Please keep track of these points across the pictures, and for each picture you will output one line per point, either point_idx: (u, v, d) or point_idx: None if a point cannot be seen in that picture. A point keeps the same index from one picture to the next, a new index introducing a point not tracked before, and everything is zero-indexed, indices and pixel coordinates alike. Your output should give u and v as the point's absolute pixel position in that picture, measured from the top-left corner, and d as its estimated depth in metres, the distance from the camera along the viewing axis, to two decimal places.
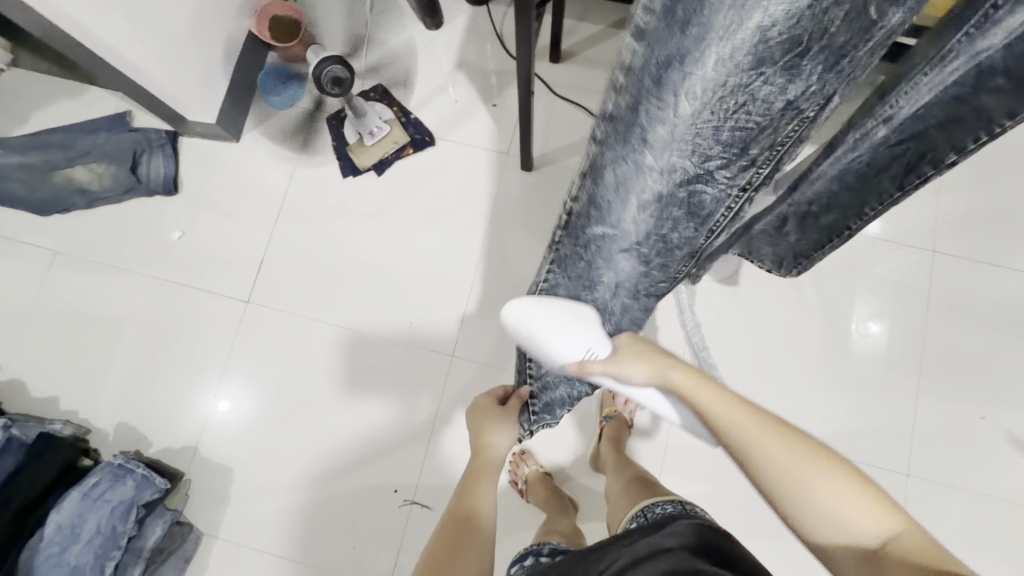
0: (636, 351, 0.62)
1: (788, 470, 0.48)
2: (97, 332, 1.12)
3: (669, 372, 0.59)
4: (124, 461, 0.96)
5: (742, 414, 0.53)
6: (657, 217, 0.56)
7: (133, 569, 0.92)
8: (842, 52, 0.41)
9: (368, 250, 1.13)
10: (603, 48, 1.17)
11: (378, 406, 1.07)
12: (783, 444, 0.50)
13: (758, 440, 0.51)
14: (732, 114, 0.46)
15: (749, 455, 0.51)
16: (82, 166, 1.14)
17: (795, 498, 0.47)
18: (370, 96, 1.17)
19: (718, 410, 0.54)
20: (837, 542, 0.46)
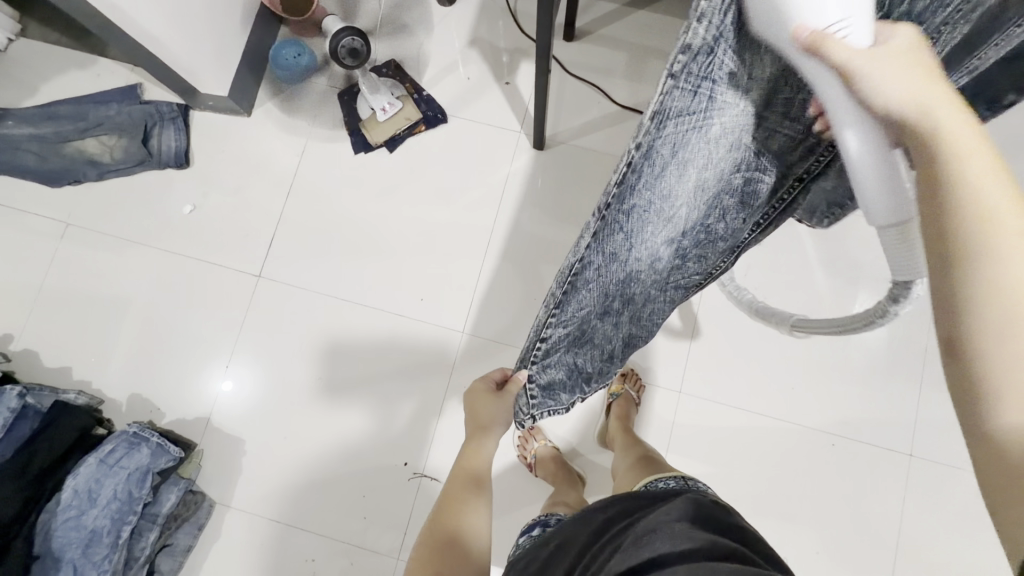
0: (909, 58, 0.34)
1: (1022, 278, 0.30)
2: (109, 304, 1.12)
3: (936, 106, 0.34)
4: (139, 429, 0.97)
5: (1002, 196, 0.31)
6: (710, 205, 0.49)
7: (149, 534, 0.94)
8: (967, 3, 0.36)
9: (380, 227, 1.13)
10: (618, 27, 1.16)
11: (356, 414, 1.07)
12: (1021, 251, 0.31)
13: (1003, 232, 0.31)
14: (822, 81, 0.43)
15: (960, 248, 0.32)
16: (94, 138, 1.13)
17: (1000, 319, 0.30)
18: (382, 72, 1.16)
19: (973, 174, 0.32)
20: (1020, 393, 0.29)
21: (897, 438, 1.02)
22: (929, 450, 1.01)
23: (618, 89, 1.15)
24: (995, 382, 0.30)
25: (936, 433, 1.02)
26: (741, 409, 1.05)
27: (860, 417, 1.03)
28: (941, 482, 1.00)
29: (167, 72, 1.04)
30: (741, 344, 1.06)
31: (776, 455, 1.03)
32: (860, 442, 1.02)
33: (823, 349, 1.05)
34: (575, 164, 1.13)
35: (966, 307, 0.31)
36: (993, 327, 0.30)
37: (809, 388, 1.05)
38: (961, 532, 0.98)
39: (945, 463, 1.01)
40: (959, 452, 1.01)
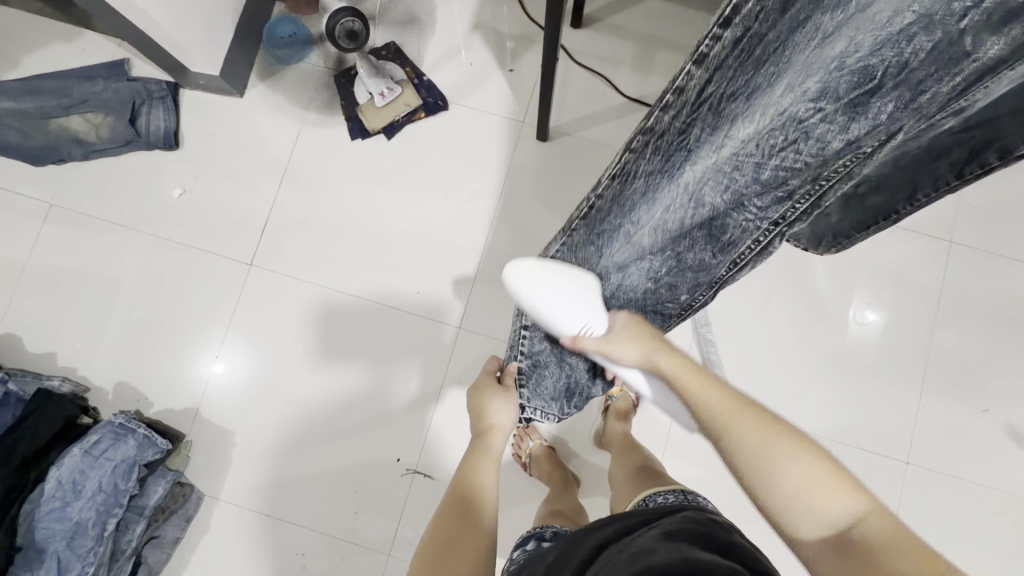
0: (628, 334, 0.65)
1: (759, 447, 0.49)
2: (95, 290, 1.09)
3: (657, 357, 0.63)
4: (125, 420, 0.94)
5: (721, 399, 0.55)
6: (678, 235, 0.63)
7: (136, 526, 0.93)
8: (920, 87, 0.45)
9: (376, 218, 1.10)
10: (627, 15, 1.12)
11: (353, 372, 1.06)
12: (752, 427, 0.51)
13: (732, 424, 0.52)
14: (779, 153, 0.52)
15: (722, 431, 0.52)
16: (79, 115, 1.09)
17: (763, 478, 0.48)
18: (382, 54, 1.11)
19: (701, 395, 0.56)
20: (807, 525, 0.45)
21: (894, 446, 1.01)
22: (925, 458, 1.01)
23: (625, 81, 1.11)
24: (791, 519, 0.46)
25: (933, 442, 1.01)
26: None
27: (858, 424, 1.02)
28: (935, 490, 1.00)
29: (155, 48, 0.99)
30: (742, 346, 1.05)
31: None
32: (857, 448, 1.02)
33: (824, 354, 1.04)
34: (579, 158, 1.10)
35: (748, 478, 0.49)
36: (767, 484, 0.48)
37: (808, 394, 1.03)
38: (952, 539, 0.99)
39: (939, 471, 1.00)
40: (954, 461, 1.00)
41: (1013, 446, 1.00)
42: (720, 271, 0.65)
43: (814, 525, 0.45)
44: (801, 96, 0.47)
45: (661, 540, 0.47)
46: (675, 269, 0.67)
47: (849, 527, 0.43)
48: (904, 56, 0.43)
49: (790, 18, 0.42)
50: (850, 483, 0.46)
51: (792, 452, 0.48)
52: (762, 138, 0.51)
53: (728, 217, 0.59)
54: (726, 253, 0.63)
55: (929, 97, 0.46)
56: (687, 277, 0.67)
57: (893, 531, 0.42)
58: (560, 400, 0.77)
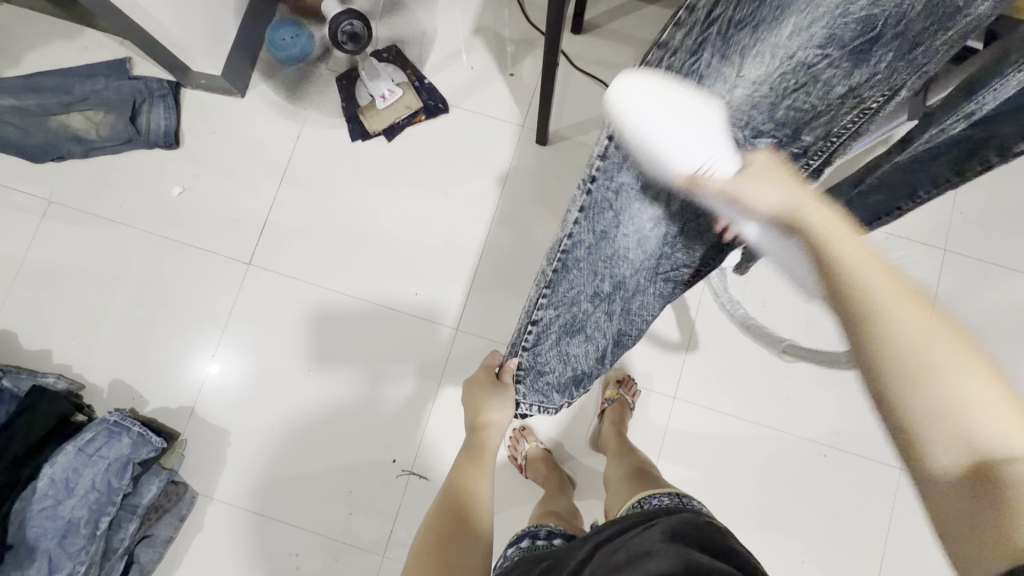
0: (770, 171, 0.52)
1: (919, 342, 0.37)
2: (92, 287, 1.09)
3: (805, 205, 0.48)
4: (120, 418, 0.93)
5: (878, 269, 0.41)
6: (692, 197, 0.57)
7: (129, 525, 0.92)
8: (912, 39, 0.51)
9: (376, 219, 1.10)
10: (628, 21, 1.13)
11: (347, 373, 1.06)
12: (917, 318, 0.38)
13: (892, 304, 0.38)
14: (792, 95, 0.52)
15: (868, 314, 0.39)
16: (79, 113, 1.09)
17: (916, 378, 0.36)
18: (383, 57, 1.12)
19: (853, 262, 0.42)
20: (946, 445, 0.35)
21: (889, 452, 1.02)
22: None
23: None
24: (924, 441, 0.36)
25: None
26: (735, 417, 1.04)
27: (853, 430, 1.03)
28: None
29: (157, 47, 0.99)
30: (738, 350, 1.05)
31: (769, 464, 1.03)
32: (852, 453, 1.02)
33: (820, 360, 1.05)
34: (578, 162, 1.10)
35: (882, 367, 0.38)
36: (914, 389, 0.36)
37: (803, 398, 1.04)
38: None
39: None
40: None
41: None
42: (729, 230, 0.64)
43: (957, 448, 0.35)
44: (809, 41, 0.49)
45: (657, 541, 0.47)
46: (686, 232, 0.63)
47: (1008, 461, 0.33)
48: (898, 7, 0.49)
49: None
50: None
51: (955, 355, 0.36)
52: (777, 81, 0.50)
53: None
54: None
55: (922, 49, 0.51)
56: (695, 237, 0.64)
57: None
58: (569, 388, 0.73)
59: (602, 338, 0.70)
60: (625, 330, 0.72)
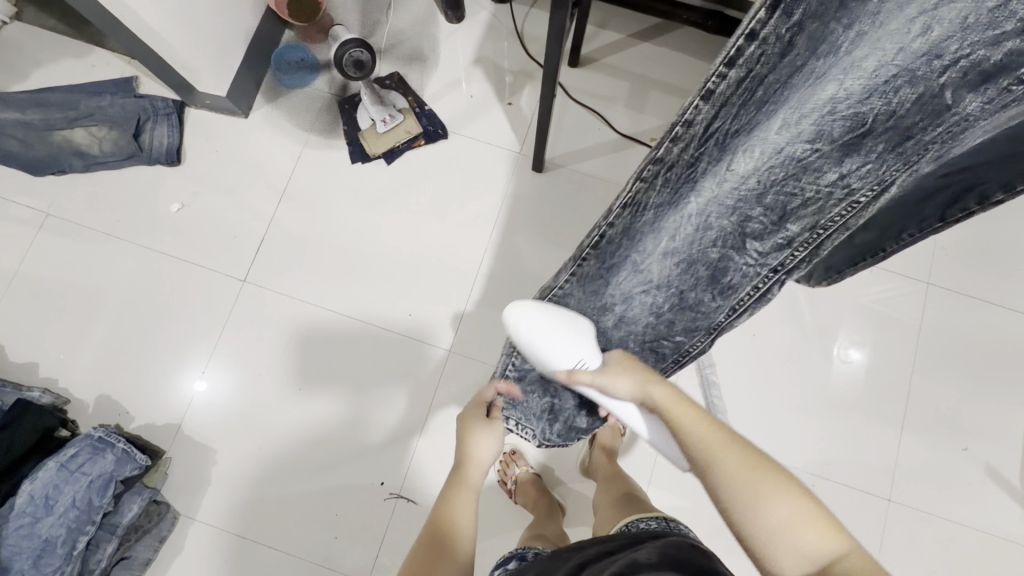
0: (623, 368, 0.62)
1: (743, 487, 0.50)
2: (84, 300, 1.08)
3: (652, 387, 0.60)
4: (105, 434, 0.92)
5: (732, 462, 0.51)
6: (683, 269, 0.62)
7: (106, 546, 0.90)
8: (907, 133, 0.48)
9: (372, 240, 1.11)
10: (622, 57, 1.18)
11: (327, 403, 1.05)
12: (743, 462, 0.51)
13: (720, 454, 0.52)
14: (780, 182, 0.54)
15: (699, 463, 0.53)
16: (83, 129, 1.11)
17: (750, 508, 0.49)
18: (386, 83, 1.16)
19: (727, 474, 0.51)
20: (787, 556, 0.47)
21: (875, 483, 1.03)
22: (906, 495, 1.02)
23: (618, 118, 1.16)
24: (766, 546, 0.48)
25: (914, 481, 1.02)
26: None
27: (841, 460, 1.03)
28: (915, 529, 1.01)
29: (165, 67, 1.02)
30: (728, 376, 1.07)
31: None
32: (841, 483, 1.03)
33: (808, 390, 1.06)
34: (573, 190, 1.13)
35: (746, 514, 0.49)
36: (754, 523, 0.48)
37: (791, 428, 1.05)
38: None
39: (921, 510, 1.01)
40: (935, 499, 1.02)
41: (990, 484, 1.02)
42: (719, 318, 0.64)
43: (797, 561, 0.47)
44: (795, 137, 0.51)
45: (648, 562, 0.47)
46: (677, 307, 0.64)
47: (832, 564, 0.45)
48: (888, 105, 0.47)
49: (787, 63, 0.48)
50: (826, 520, 0.48)
51: (772, 488, 0.49)
52: (765, 174, 0.54)
53: (731, 260, 0.60)
54: (726, 297, 0.62)
55: (913, 143, 0.49)
56: (686, 317, 0.65)
57: (868, 570, 0.44)
58: (544, 419, 0.76)
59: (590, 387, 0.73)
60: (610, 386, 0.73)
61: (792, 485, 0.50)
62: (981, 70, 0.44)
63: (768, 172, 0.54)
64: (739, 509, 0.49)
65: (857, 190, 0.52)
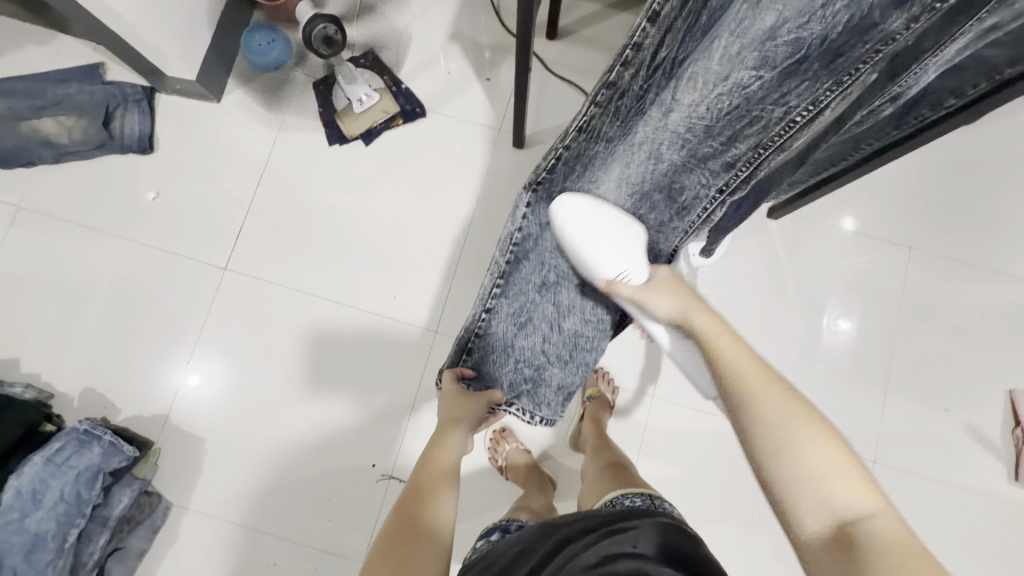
0: (668, 287, 0.65)
1: (779, 422, 0.47)
2: (63, 294, 1.06)
3: (690, 310, 0.62)
4: (90, 427, 0.91)
5: (777, 405, 0.49)
6: (637, 194, 0.68)
7: (99, 538, 0.89)
8: (840, 50, 0.45)
9: (353, 223, 1.10)
10: (600, 28, 1.15)
11: (329, 404, 1.05)
12: (783, 411, 0.48)
13: (756, 393, 0.50)
14: (724, 117, 0.55)
15: (741, 404, 0.50)
16: (51, 118, 1.07)
17: (784, 456, 0.45)
18: (360, 62, 1.13)
19: (770, 416, 0.48)
20: (813, 510, 0.43)
21: (861, 446, 1.04)
22: (891, 457, 1.04)
23: None
24: (784, 487, 0.45)
25: (898, 443, 1.04)
26: (712, 414, 1.05)
27: None
28: (900, 489, 1.03)
29: (130, 51, 0.99)
30: None
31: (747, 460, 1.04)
32: None
33: (793, 357, 1.07)
34: None
35: (776, 453, 0.46)
36: (793, 481, 0.44)
37: None
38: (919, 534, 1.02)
39: (906, 470, 1.03)
40: (921, 460, 1.03)
41: (973, 444, 1.04)
42: (674, 239, 0.72)
43: (820, 513, 0.43)
44: (740, 64, 0.49)
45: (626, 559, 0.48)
46: (635, 229, 0.72)
47: (854, 523, 0.41)
48: (827, 28, 0.44)
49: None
50: (863, 476, 0.44)
51: (810, 434, 0.46)
52: (714, 103, 0.54)
53: (684, 181, 0.65)
54: (682, 217, 0.69)
55: (844, 62, 0.46)
56: (645, 241, 0.73)
57: (895, 536, 0.39)
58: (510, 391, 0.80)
59: (560, 340, 0.78)
60: (582, 331, 0.77)
61: (831, 439, 0.46)
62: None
63: (701, 114, 0.55)
64: (767, 447, 0.47)
65: (794, 109, 0.52)
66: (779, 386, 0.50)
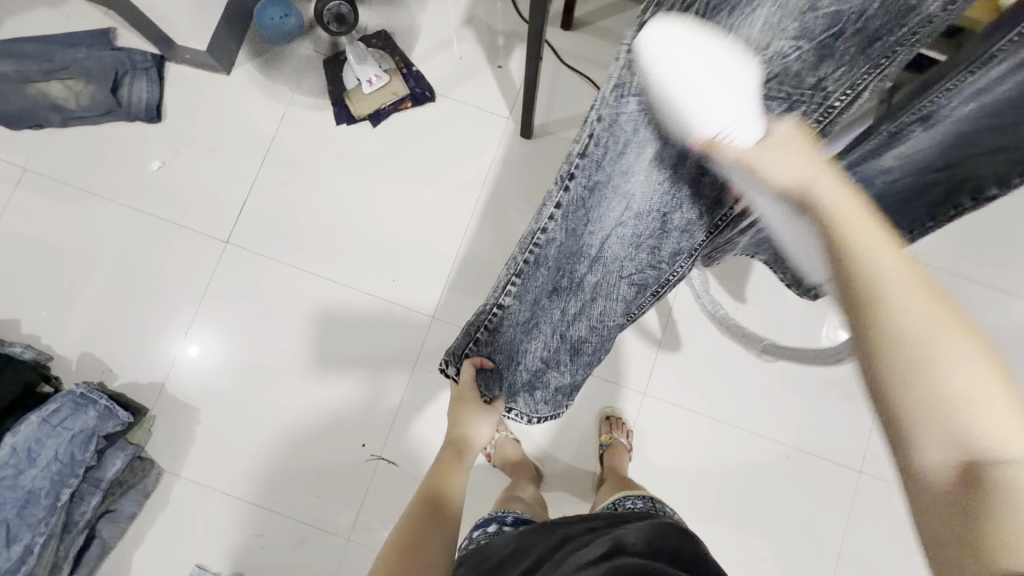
0: (795, 145, 0.45)
1: (926, 323, 0.33)
2: (66, 258, 1.07)
3: (817, 183, 0.42)
4: (87, 390, 0.93)
5: (930, 318, 0.33)
6: (666, 193, 0.59)
7: (91, 499, 0.91)
8: (877, 34, 0.46)
9: (356, 204, 1.10)
10: (615, 20, 1.14)
11: (323, 383, 1.06)
12: (931, 308, 0.33)
13: (900, 289, 0.34)
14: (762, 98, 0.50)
15: (870, 294, 0.35)
16: (59, 82, 1.07)
17: (909, 365, 0.32)
18: (372, 42, 1.12)
19: (915, 322, 0.33)
20: (945, 445, 0.31)
21: (849, 454, 1.05)
22: (877, 467, 1.04)
23: None
24: (909, 422, 0.32)
25: (886, 454, 1.04)
26: (702, 414, 1.06)
27: (815, 432, 1.05)
28: (885, 499, 1.04)
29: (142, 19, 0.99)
30: (709, 348, 1.08)
31: (734, 463, 1.05)
32: (814, 455, 1.05)
33: (788, 364, 1.07)
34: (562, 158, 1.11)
35: (898, 374, 0.33)
36: (906, 388, 0.32)
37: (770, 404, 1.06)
38: (901, 545, 1.02)
39: (893, 481, 1.04)
40: None
41: None
42: (700, 233, 0.66)
43: (950, 445, 0.31)
44: (782, 32, 0.45)
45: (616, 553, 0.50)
46: (659, 231, 0.65)
47: (998, 462, 0.29)
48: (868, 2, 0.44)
49: None
50: None
51: (964, 352, 0.31)
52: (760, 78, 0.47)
53: (717, 172, 0.57)
54: (711, 208, 0.62)
55: (881, 45, 0.47)
56: (666, 240, 0.66)
57: None
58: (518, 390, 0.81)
59: (569, 336, 0.76)
60: (595, 328, 0.76)
61: (980, 342, 0.32)
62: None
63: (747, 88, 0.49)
64: (892, 340, 0.33)
65: (831, 93, 0.50)
66: (936, 289, 0.34)
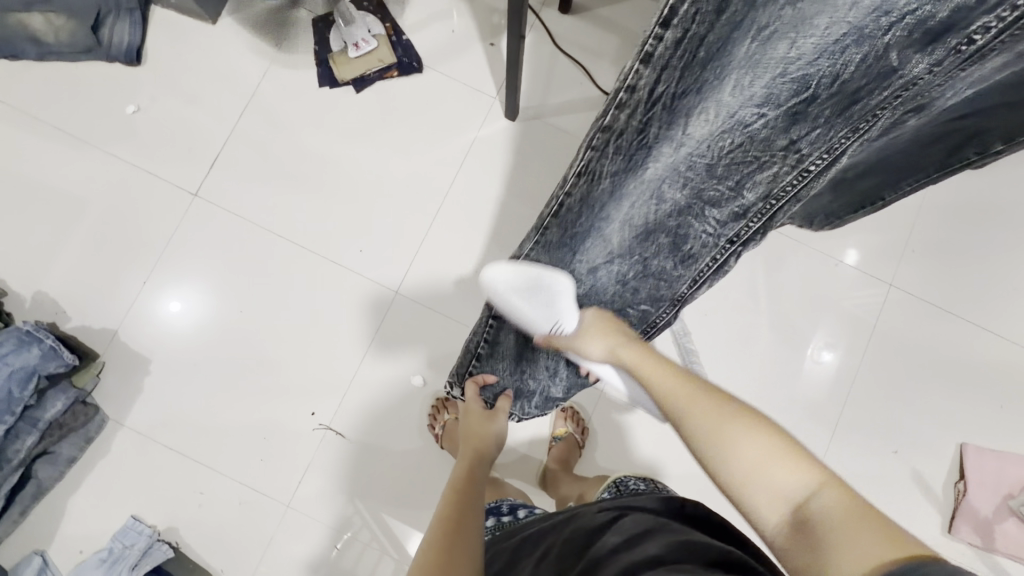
0: (599, 328, 0.66)
1: (712, 434, 0.47)
2: (29, 194, 1.05)
3: (621, 348, 0.64)
4: (33, 328, 0.91)
5: (710, 418, 0.49)
6: (643, 237, 0.61)
7: (27, 438, 0.90)
8: (854, 96, 0.47)
9: (331, 170, 1.08)
10: (615, 8, 1.11)
11: (278, 347, 1.04)
12: (723, 417, 0.48)
13: (689, 406, 0.51)
14: (731, 152, 0.53)
15: (680, 420, 0.51)
16: (39, 14, 1.00)
17: (733, 478, 0.44)
18: (363, 6, 1.09)
19: (704, 429, 0.48)
20: (768, 504, 0.42)
21: None
22: None
23: (603, 74, 1.11)
24: (751, 506, 0.43)
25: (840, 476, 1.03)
26: (658, 418, 1.05)
27: None
28: None
29: None
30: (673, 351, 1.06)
31: (687, 470, 1.03)
32: None
33: (751, 376, 1.06)
34: (545, 145, 1.09)
35: (734, 482, 0.44)
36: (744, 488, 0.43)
37: None
38: None
39: None
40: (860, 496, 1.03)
41: (915, 489, 1.03)
42: (681, 287, 0.65)
43: (773, 504, 0.42)
44: (748, 100, 0.49)
45: (648, 531, 0.53)
46: (641, 276, 0.65)
47: (805, 502, 0.40)
48: (836, 67, 0.46)
49: (726, 23, 0.44)
50: (805, 458, 0.43)
51: (742, 432, 0.46)
52: (716, 141, 0.52)
53: (689, 226, 0.59)
54: (687, 266, 0.63)
55: (861, 108, 0.48)
56: (649, 285, 0.66)
57: (849, 504, 0.38)
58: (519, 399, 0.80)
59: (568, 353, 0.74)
60: None
61: (764, 428, 0.46)
62: (929, 27, 0.42)
63: (715, 142, 0.52)
64: (710, 458, 0.46)
65: (807, 155, 0.51)
66: (726, 404, 0.49)
